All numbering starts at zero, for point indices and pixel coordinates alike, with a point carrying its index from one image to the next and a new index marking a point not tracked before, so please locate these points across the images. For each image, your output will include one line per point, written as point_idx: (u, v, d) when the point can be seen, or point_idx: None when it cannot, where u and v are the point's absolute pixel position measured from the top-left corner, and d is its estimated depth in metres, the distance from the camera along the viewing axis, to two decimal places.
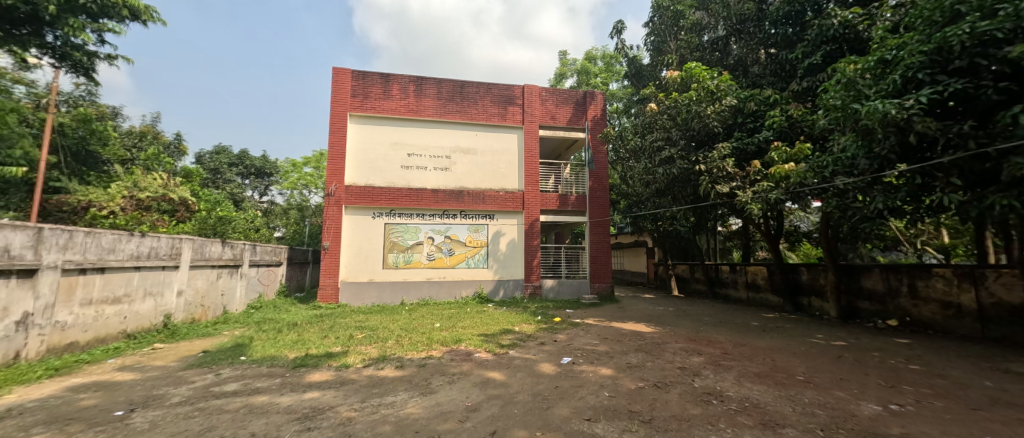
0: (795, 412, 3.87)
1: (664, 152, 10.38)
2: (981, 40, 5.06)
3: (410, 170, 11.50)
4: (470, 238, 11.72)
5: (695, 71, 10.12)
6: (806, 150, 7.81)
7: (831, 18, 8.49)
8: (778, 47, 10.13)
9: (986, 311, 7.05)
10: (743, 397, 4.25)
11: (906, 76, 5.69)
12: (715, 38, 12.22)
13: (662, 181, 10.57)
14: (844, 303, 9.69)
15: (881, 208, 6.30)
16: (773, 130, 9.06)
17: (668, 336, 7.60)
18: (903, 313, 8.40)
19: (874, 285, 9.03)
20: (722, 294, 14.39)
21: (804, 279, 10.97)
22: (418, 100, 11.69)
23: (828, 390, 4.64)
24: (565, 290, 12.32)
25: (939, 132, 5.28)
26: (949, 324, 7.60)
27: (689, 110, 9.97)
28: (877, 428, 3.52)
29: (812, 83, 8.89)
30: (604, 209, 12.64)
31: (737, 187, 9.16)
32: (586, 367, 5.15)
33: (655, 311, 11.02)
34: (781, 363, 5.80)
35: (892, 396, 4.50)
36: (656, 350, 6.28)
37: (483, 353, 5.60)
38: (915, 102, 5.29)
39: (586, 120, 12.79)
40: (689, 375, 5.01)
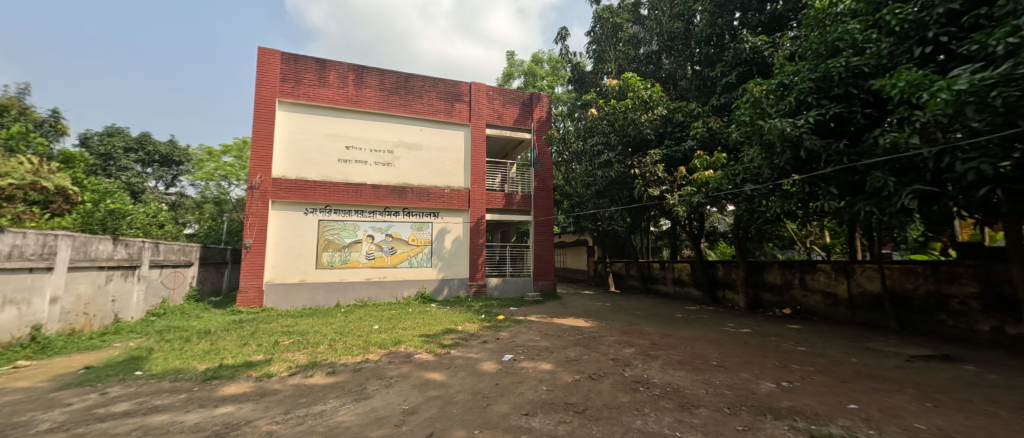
0: (708, 393, 4.31)
1: (604, 155, 10.96)
2: (854, 73, 6.06)
3: (347, 164, 10.88)
4: (413, 236, 11.38)
5: (631, 81, 10.78)
6: (723, 158, 8.72)
7: (744, 43, 9.58)
8: (702, 64, 11.20)
9: (855, 299, 8.41)
10: (666, 383, 4.64)
11: (799, 99, 6.62)
12: (649, 52, 13.13)
13: (602, 183, 11.15)
14: (751, 295, 10.96)
15: (779, 212, 7.22)
16: (697, 140, 9.97)
17: (604, 329, 8.05)
18: (796, 303, 9.72)
19: (774, 278, 10.34)
20: (653, 289, 15.51)
21: (720, 274, 12.22)
22: (358, 90, 11.10)
23: (736, 372, 5.23)
24: (509, 289, 12.49)
25: (822, 149, 6.20)
26: (828, 311, 8.94)
27: (626, 117, 10.62)
28: (772, 403, 4.05)
29: (728, 99, 9.97)
30: (547, 209, 12.99)
31: (666, 190, 9.95)
32: (527, 363, 5.27)
33: (594, 307, 11.59)
34: (699, 351, 6.43)
35: (785, 374, 5.21)
36: (593, 343, 6.61)
37: (424, 354, 5.49)
38: (805, 122, 6.17)
39: (531, 121, 13.04)
40: (621, 365, 5.35)
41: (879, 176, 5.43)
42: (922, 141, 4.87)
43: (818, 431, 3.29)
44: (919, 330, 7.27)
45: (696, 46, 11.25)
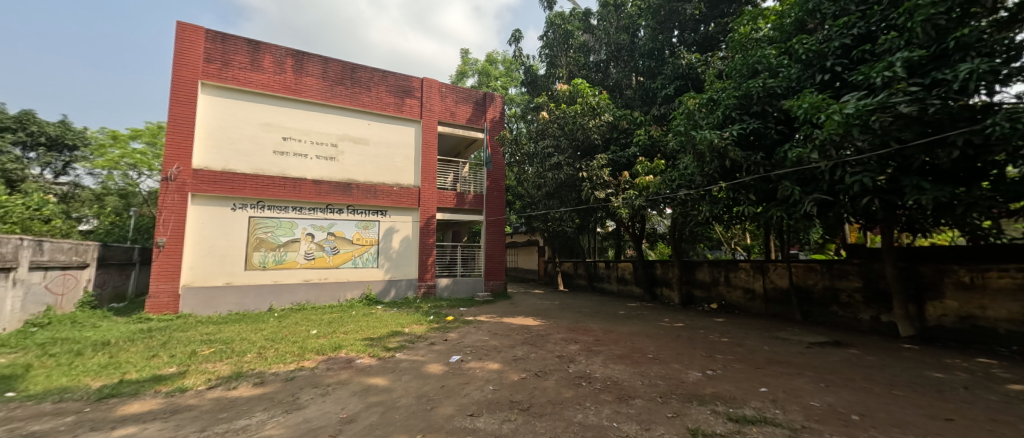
0: (644, 385, 4.62)
1: (554, 158, 11.24)
2: (770, 93, 6.81)
3: (284, 157, 10.13)
4: (358, 235, 10.88)
5: (580, 87, 11.19)
6: (662, 165, 9.34)
7: (682, 59, 10.48)
8: (645, 76, 11.95)
9: (769, 294, 9.42)
10: (607, 377, 4.89)
11: (726, 114, 7.30)
12: (598, 61, 13.70)
13: (552, 185, 11.43)
14: (685, 292, 11.86)
15: (708, 215, 7.90)
16: (639, 147, 10.60)
17: (552, 327, 8.27)
18: (722, 298, 10.68)
19: (704, 276, 11.27)
20: (598, 287, 16.20)
21: (658, 272, 13.07)
22: (297, 78, 10.39)
23: (669, 364, 5.65)
24: (460, 289, 12.37)
25: (743, 160, 6.90)
26: (748, 305, 9.93)
27: (575, 122, 11.01)
28: (698, 390, 4.43)
29: (668, 110, 10.73)
30: (500, 209, 13.03)
31: (611, 194, 10.47)
32: (474, 363, 5.27)
33: (542, 306, 11.84)
34: (637, 345, 6.84)
35: (710, 363, 5.72)
36: (540, 341, 6.78)
37: (366, 358, 5.28)
38: (730, 135, 6.83)
39: (484, 121, 13.02)
40: (565, 362, 5.54)
41: (789, 185, 6.16)
42: (821, 156, 5.60)
43: (734, 414, 3.66)
44: (819, 320, 8.33)
45: (640, 59, 12.01)
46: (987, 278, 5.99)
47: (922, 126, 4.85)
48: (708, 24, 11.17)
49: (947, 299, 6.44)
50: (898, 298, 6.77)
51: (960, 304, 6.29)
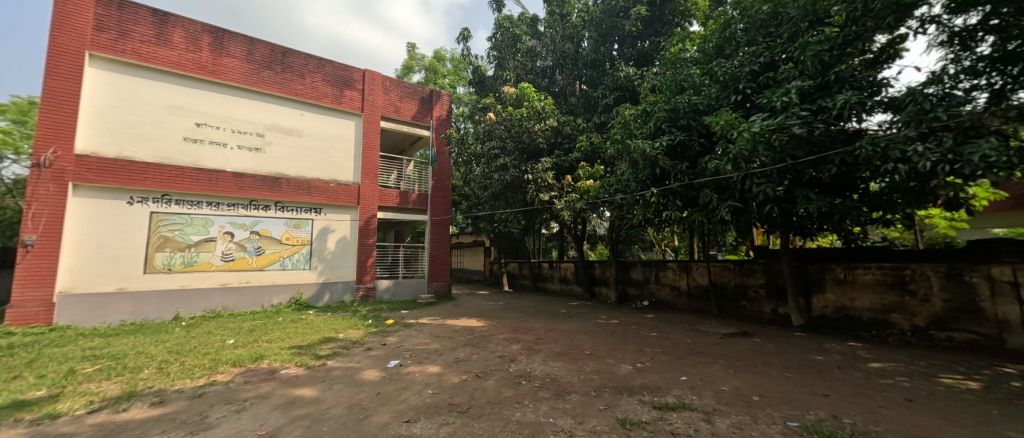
0: (580, 380, 4.83)
1: (500, 159, 11.30)
2: (695, 108, 7.48)
3: (198, 145, 9.05)
4: (288, 235, 10.08)
5: (527, 90, 11.42)
6: (601, 170, 9.83)
7: (620, 72, 11.14)
8: (588, 85, 12.52)
9: (692, 290, 10.32)
10: (545, 375, 5.02)
11: (657, 125, 7.89)
12: (544, 67, 14.05)
13: (498, 186, 11.47)
14: (620, 290, 12.57)
15: (641, 219, 8.45)
16: (581, 152, 11.06)
17: (494, 328, 8.31)
18: (653, 296, 11.49)
19: (637, 275, 12.04)
20: (542, 287, 16.60)
21: (597, 272, 13.71)
22: (216, 58, 9.37)
23: (603, 359, 5.96)
24: (401, 291, 11.95)
25: (671, 168, 7.50)
26: (675, 301, 10.78)
27: (521, 125, 11.19)
28: (627, 382, 4.73)
29: (607, 118, 11.37)
30: (445, 208, 12.83)
31: (555, 196, 10.80)
32: (413, 367, 5.13)
33: (487, 306, 11.84)
34: (575, 342, 7.12)
35: (639, 357, 6.12)
36: (482, 342, 6.78)
37: (291, 368, 4.91)
38: (660, 145, 7.39)
39: (430, 118, 12.75)
40: (506, 362, 5.60)
41: (708, 193, 6.81)
42: (734, 167, 6.27)
43: (658, 402, 3.97)
44: (732, 314, 9.30)
45: (584, 68, 12.56)
46: (856, 274, 7.12)
47: (811, 145, 5.65)
48: (644, 40, 11.97)
49: (828, 293, 7.55)
50: (792, 293, 7.80)
51: (837, 297, 7.40)
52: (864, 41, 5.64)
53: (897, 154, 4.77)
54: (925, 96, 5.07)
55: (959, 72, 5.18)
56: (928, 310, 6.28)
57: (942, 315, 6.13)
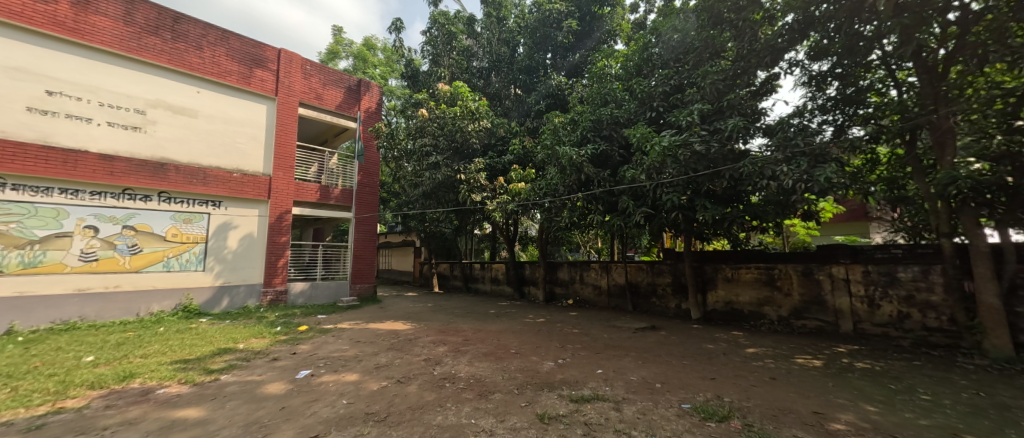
0: (503, 379, 4.86)
1: (431, 157, 10.92)
2: (616, 121, 8.06)
3: (50, 119, 7.41)
4: (175, 231, 8.73)
5: (461, 90, 11.31)
6: (532, 173, 10.05)
7: (552, 80, 11.65)
8: (522, 89, 12.83)
9: (611, 289, 11.07)
10: (470, 376, 4.97)
11: (583, 134, 8.34)
12: (480, 68, 14.03)
13: (429, 184, 11.14)
14: (548, 290, 13.02)
15: (567, 222, 8.84)
16: (514, 155, 11.24)
17: (421, 330, 8.07)
18: (577, 294, 12.10)
19: (563, 275, 12.57)
20: (473, 288, 16.55)
21: (526, 273, 14.04)
22: (80, 15, 7.79)
23: (528, 357, 6.12)
24: (319, 294, 11.05)
25: (594, 175, 7.99)
26: (596, 299, 11.47)
27: (454, 124, 10.97)
28: (548, 378, 4.91)
29: (538, 124, 11.83)
30: (372, 205, 12.20)
31: (487, 197, 10.81)
32: (327, 377, 4.76)
33: (414, 309, 11.45)
34: (502, 342, 7.21)
35: (561, 353, 6.42)
36: (406, 346, 6.55)
37: (172, 386, 4.25)
38: (585, 153, 7.82)
39: (357, 110, 11.99)
40: (431, 365, 5.43)
41: (625, 200, 7.39)
42: (647, 177, 6.90)
43: (575, 395, 4.18)
44: (643, 310, 10.17)
45: (518, 73, 12.82)
46: (741, 273, 8.26)
47: (707, 161, 6.44)
48: (575, 53, 12.60)
49: (720, 289, 8.63)
50: (692, 290, 8.78)
51: (726, 293, 8.51)
52: (750, 75, 6.62)
53: (769, 173, 5.67)
54: (791, 126, 6.09)
55: (815, 108, 6.31)
56: (790, 303, 7.51)
57: (800, 307, 7.38)
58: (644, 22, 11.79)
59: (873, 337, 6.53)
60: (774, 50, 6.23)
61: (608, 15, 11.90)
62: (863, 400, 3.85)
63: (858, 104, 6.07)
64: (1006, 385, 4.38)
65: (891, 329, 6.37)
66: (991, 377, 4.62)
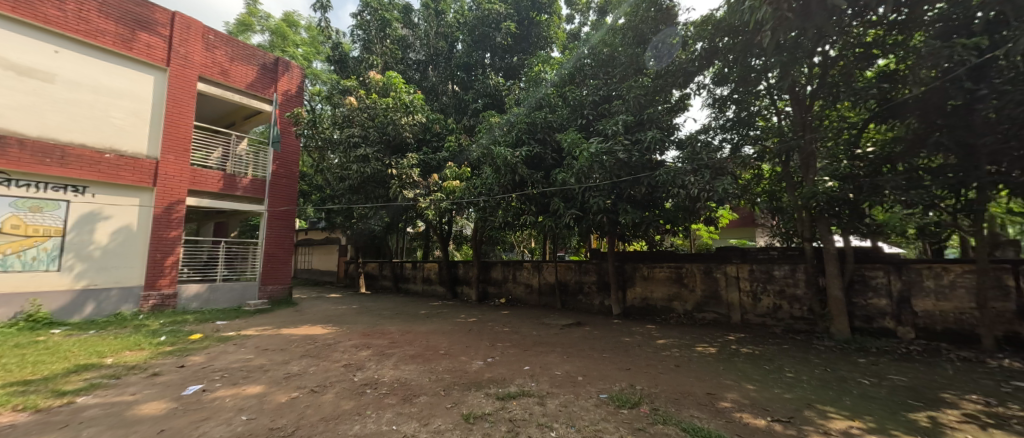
0: (430, 381, 4.68)
1: (360, 149, 10.21)
2: (550, 125, 8.30)
3: None
4: (16, 221, 7.03)
5: (394, 81, 10.79)
6: (468, 172, 9.91)
7: (490, 80, 11.70)
8: (460, 86, 12.63)
9: (542, 287, 11.37)
10: (395, 380, 4.66)
11: (519, 135, 8.42)
12: (416, 60, 13.52)
13: (356, 178, 10.40)
14: (481, 289, 12.96)
15: (501, 221, 8.87)
16: (450, 152, 11.00)
17: (342, 334, 7.52)
18: (509, 293, 12.23)
19: (497, 274, 12.61)
20: (403, 288, 15.88)
21: (460, 272, 13.84)
22: None
23: (457, 357, 6.01)
24: (219, 297, 9.77)
25: (527, 177, 8.14)
26: (528, 297, 11.71)
27: (385, 116, 10.43)
28: (477, 378, 4.86)
29: (475, 122, 11.74)
30: (290, 199, 11.14)
31: (420, 194, 10.44)
32: (224, 391, 4.18)
33: (336, 311, 10.64)
34: (431, 343, 7.00)
35: (491, 352, 6.41)
36: (324, 352, 6.04)
37: (4, 415, 3.41)
38: (520, 153, 7.92)
39: (273, 92, 10.86)
40: (352, 371, 5.03)
41: (556, 202, 7.66)
42: (576, 180, 7.21)
43: (501, 393, 4.20)
44: (571, 307, 10.61)
45: (456, 69, 12.59)
46: (655, 272, 9.01)
47: (628, 168, 6.91)
48: (513, 55, 12.70)
49: (638, 287, 9.31)
50: (614, 288, 9.36)
51: (642, 290, 9.23)
52: (666, 93, 7.35)
53: (679, 182, 6.30)
54: (698, 142, 6.80)
55: (718, 126, 7.13)
56: (694, 298, 8.39)
57: (701, 301, 8.28)
58: (578, 33, 12.36)
59: (756, 326, 7.56)
60: (686, 74, 7.09)
61: (545, 23, 12.24)
62: (745, 380, 4.41)
63: (748, 127, 7.03)
64: (847, 361, 5.35)
65: (768, 319, 7.45)
66: (837, 355, 5.61)
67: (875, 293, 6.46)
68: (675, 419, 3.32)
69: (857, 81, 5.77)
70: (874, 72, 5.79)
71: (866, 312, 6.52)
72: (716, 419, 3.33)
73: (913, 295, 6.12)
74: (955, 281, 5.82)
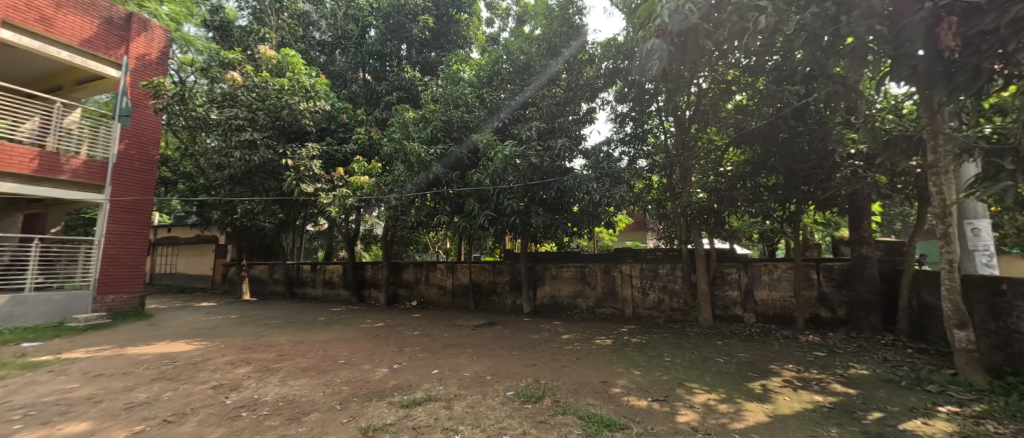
0: (324, 395, 4.20)
1: (244, 133, 8.80)
2: (465, 125, 8.13)
3: None
4: None
5: (293, 60, 9.57)
6: (378, 167, 9.23)
7: (405, 73, 11.03)
8: (372, 76, 11.66)
9: (456, 289, 11.16)
10: (279, 398, 4.08)
11: (434, 133, 8.02)
12: (321, 41, 12.17)
13: (239, 167, 8.88)
14: (391, 292, 12.22)
15: (414, 221, 8.44)
16: (358, 145, 10.16)
17: (214, 350, 6.39)
18: (421, 296, 11.77)
19: (408, 276, 12.03)
20: (299, 293, 14.20)
21: (367, 275, 12.87)
22: None
23: (359, 366, 5.54)
24: (30, 310, 7.50)
25: (441, 176, 7.89)
26: (440, 299, 11.40)
27: (279, 99, 9.24)
28: (379, 387, 4.52)
29: (388, 116, 10.95)
30: (145, 187, 9.19)
31: (321, 188, 9.45)
32: (28, 434, 3.19)
33: (209, 322, 9.06)
34: (328, 353, 6.34)
35: (397, 358, 6.05)
36: (187, 373, 5.04)
37: None
38: (434, 151, 7.64)
39: (124, 55, 8.77)
40: (224, 392, 4.27)
41: (471, 202, 7.56)
42: (491, 182, 7.23)
43: (406, 400, 3.96)
44: (484, 307, 10.62)
45: (368, 57, 11.60)
46: (563, 272, 9.49)
47: (539, 172, 7.34)
48: (430, 50, 12.25)
49: (548, 286, 9.69)
50: (525, 287, 9.59)
51: (550, 288, 9.65)
52: (574, 105, 7.99)
53: (584, 188, 6.80)
54: (601, 152, 7.36)
55: (619, 139, 7.77)
56: (595, 294, 9.05)
57: (601, 297, 8.97)
58: (497, 37, 12.47)
59: (644, 318, 8.44)
60: (593, 88, 7.97)
61: (465, 22, 12.03)
62: (634, 367, 4.86)
63: (641, 142, 7.78)
64: (709, 344, 6.25)
65: (654, 311, 8.38)
66: (703, 339, 6.53)
67: (731, 286, 7.68)
68: (573, 408, 3.48)
69: (720, 112, 6.96)
70: (733, 105, 6.94)
71: (723, 302, 7.72)
72: (607, 404, 3.58)
73: (755, 286, 7.45)
74: (782, 276, 7.27)
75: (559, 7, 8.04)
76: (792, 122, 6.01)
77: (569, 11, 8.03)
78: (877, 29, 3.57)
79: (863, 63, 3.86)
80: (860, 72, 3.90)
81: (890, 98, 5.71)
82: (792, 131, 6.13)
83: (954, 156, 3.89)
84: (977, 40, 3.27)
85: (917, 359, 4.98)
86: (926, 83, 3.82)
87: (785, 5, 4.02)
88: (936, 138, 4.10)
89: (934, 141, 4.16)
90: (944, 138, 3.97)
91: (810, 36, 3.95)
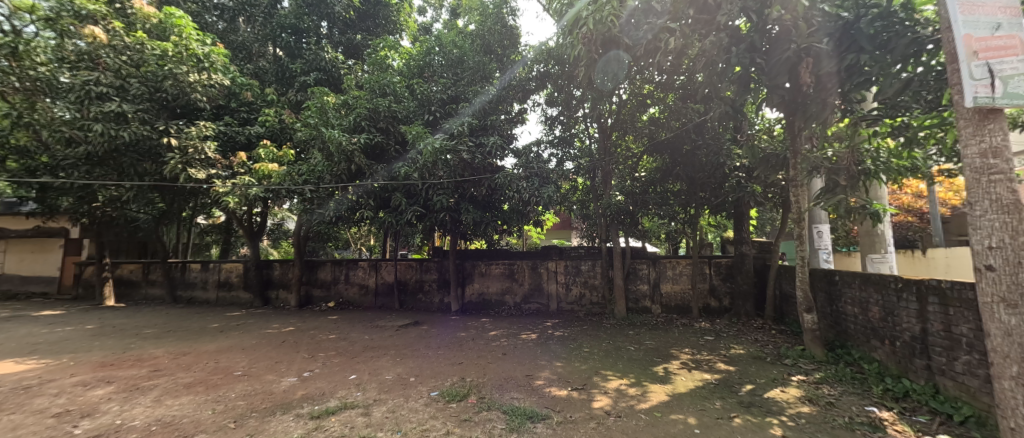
0: (214, 413, 3.66)
1: (109, 104, 7.31)
2: (394, 117, 7.66)
3: None
4: None
5: (179, 22, 8.00)
6: (289, 155, 8.28)
7: (325, 53, 10.03)
8: (284, 52, 10.34)
9: (380, 288, 10.54)
10: (152, 422, 3.45)
11: (358, 121, 7.41)
12: (219, 4, 10.56)
13: (100, 144, 7.33)
14: (303, 293, 11.09)
15: (332, 215, 7.70)
16: (265, 128, 9.00)
17: (60, 369, 5.19)
18: (339, 296, 10.90)
19: (325, 276, 11.04)
20: (184, 297, 12.20)
21: (274, 274, 11.51)
22: None
23: (260, 377, 4.93)
24: None
25: (365, 167, 7.39)
26: (361, 299, 10.68)
27: (160, 67, 7.82)
28: (285, 398, 4.09)
29: (303, 98, 9.74)
30: None
31: (215, 175, 8.21)
32: None
33: (53, 335, 7.34)
34: (221, 364, 5.55)
35: (308, 364, 5.52)
36: (15, 400, 4.01)
37: None
38: (358, 141, 7.06)
39: None
40: (71, 421, 3.47)
41: (398, 196, 7.16)
42: (419, 176, 6.90)
43: (316, 410, 3.62)
44: (409, 307, 10.22)
45: (279, 30, 10.24)
46: (491, 269, 9.53)
47: (470, 169, 7.33)
48: (355, 32, 11.38)
49: (476, 284, 9.64)
50: (453, 285, 9.40)
51: (478, 286, 9.63)
52: (507, 104, 8.08)
53: (514, 187, 6.93)
54: (531, 152, 7.54)
55: (549, 141, 7.96)
56: (522, 290, 9.29)
57: (528, 293, 9.23)
58: (430, 27, 12.03)
59: (566, 312, 8.86)
60: (525, 90, 8.13)
61: (395, 7, 11.34)
62: (555, 359, 5.06)
63: (568, 145, 8.02)
64: (622, 334, 6.77)
65: (575, 306, 8.85)
66: (616, 330, 7.06)
67: (641, 280, 8.41)
68: (497, 404, 3.50)
69: (637, 123, 7.57)
70: (646, 117, 7.60)
71: (635, 295, 8.40)
72: (530, 397, 3.68)
73: (661, 281, 8.28)
74: (683, 271, 8.19)
75: (493, 6, 8.14)
76: (693, 136, 6.84)
77: (503, 11, 8.16)
78: (757, 62, 4.18)
79: (747, 90, 4.45)
80: (743, 97, 4.51)
81: (766, 121, 6.74)
82: (693, 144, 6.92)
83: (807, 171, 4.76)
84: (827, 79, 3.99)
85: (780, 338, 5.96)
86: (790, 110, 4.65)
87: (691, 31, 4.45)
88: (796, 157, 4.92)
89: (795, 160, 4.97)
90: (801, 157, 4.80)
91: (709, 61, 4.47)
